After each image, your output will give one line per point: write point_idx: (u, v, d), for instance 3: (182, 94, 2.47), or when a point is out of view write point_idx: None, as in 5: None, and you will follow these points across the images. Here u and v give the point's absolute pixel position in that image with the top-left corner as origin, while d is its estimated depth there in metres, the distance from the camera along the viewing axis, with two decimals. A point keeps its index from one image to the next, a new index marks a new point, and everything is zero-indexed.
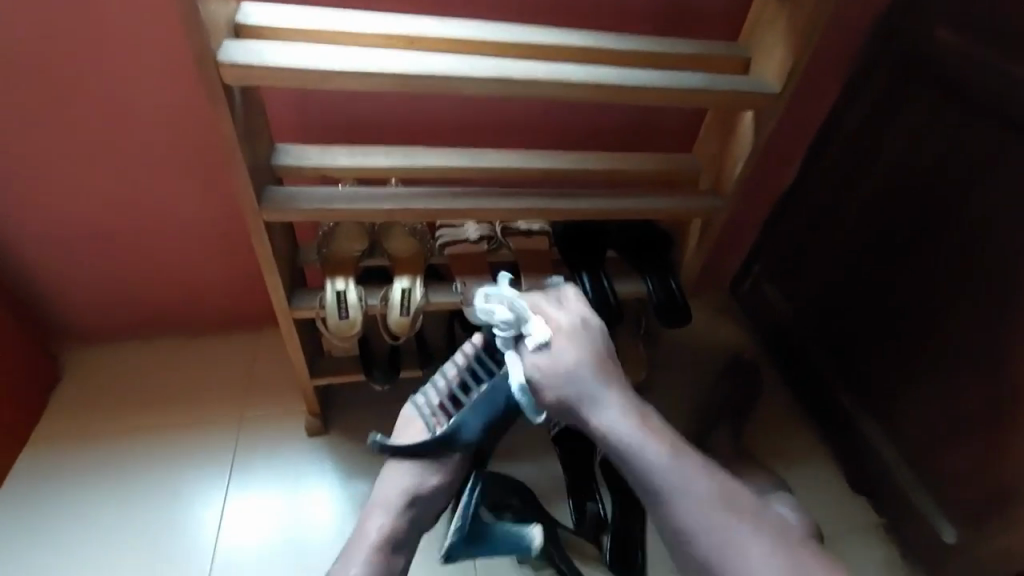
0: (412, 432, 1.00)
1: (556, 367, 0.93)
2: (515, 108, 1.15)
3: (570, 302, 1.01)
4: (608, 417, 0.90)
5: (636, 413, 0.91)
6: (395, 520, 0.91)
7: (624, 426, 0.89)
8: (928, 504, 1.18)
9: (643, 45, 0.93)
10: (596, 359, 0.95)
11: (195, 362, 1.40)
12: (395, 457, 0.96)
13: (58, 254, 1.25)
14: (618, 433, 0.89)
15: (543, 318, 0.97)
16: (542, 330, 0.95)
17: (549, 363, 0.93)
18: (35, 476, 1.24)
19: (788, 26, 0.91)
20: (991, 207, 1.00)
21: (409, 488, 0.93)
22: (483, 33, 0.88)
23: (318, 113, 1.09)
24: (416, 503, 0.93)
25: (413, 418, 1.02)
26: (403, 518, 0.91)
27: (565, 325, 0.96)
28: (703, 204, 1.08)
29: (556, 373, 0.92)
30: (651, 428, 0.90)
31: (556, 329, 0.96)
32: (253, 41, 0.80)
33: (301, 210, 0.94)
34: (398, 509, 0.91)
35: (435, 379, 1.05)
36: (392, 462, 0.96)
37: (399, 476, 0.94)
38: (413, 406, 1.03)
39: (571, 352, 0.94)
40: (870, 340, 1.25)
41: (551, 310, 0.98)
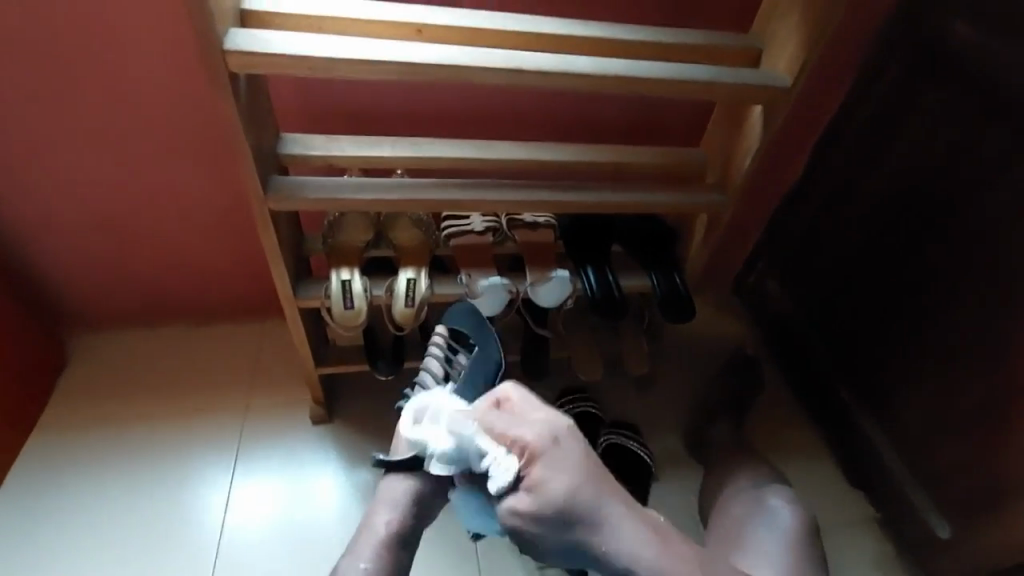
0: (412, 432, 0.99)
1: (544, 507, 0.70)
2: (522, 98, 1.14)
3: (525, 404, 0.79)
4: (621, 542, 0.75)
5: (645, 523, 0.77)
6: (399, 521, 0.91)
7: (647, 555, 0.75)
8: (925, 502, 1.18)
9: (652, 36, 0.91)
10: (593, 474, 0.74)
11: (201, 350, 1.42)
12: (390, 469, 0.93)
13: (65, 241, 1.25)
14: (640, 560, 0.75)
15: (502, 448, 0.74)
16: (506, 463, 0.73)
17: (530, 503, 0.71)
18: (43, 458, 1.27)
19: (802, 18, 0.90)
20: (1001, 204, 0.99)
21: (410, 492, 0.92)
22: (491, 22, 0.87)
23: (325, 102, 1.08)
24: (419, 505, 0.92)
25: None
26: (407, 519, 0.91)
27: (533, 447, 0.72)
28: (709, 198, 1.07)
29: (549, 515, 0.70)
30: (671, 546, 0.77)
31: (526, 452, 0.73)
32: (260, 28, 0.79)
33: (306, 198, 0.94)
34: (402, 511, 0.91)
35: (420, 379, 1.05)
36: (387, 472, 0.93)
37: (398, 482, 0.93)
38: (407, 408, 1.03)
39: (558, 481, 0.71)
40: (875, 337, 1.24)
41: (510, 428, 0.75)
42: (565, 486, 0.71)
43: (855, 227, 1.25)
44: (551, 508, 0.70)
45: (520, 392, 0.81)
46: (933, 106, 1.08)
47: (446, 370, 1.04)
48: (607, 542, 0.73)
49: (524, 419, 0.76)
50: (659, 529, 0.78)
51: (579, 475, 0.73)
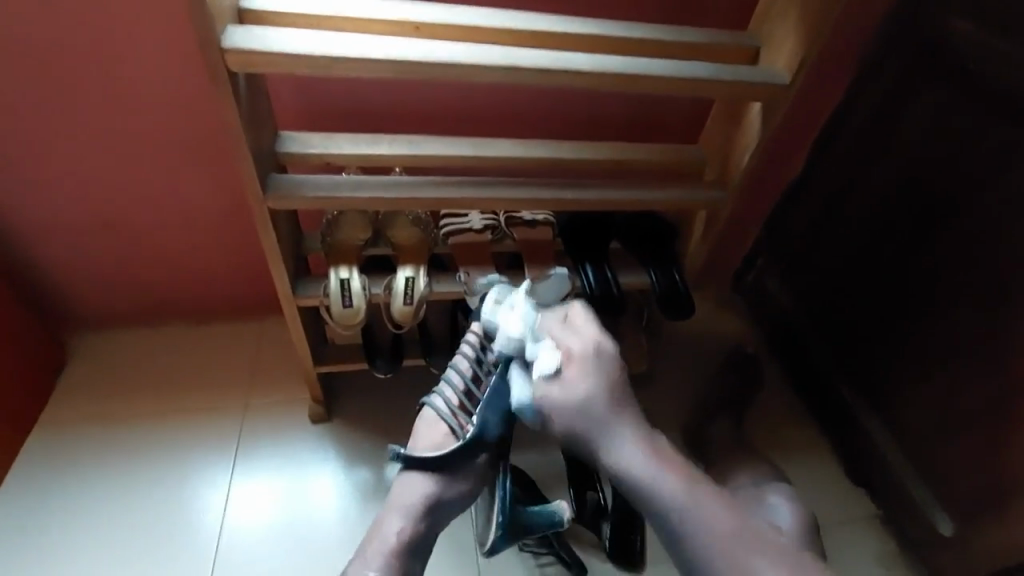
0: (435, 436, 1.00)
1: (566, 401, 0.89)
2: (519, 96, 1.14)
3: (583, 325, 0.97)
4: (624, 449, 0.86)
5: (654, 444, 0.86)
6: (410, 522, 0.90)
7: (643, 466, 0.84)
8: (927, 498, 1.18)
9: (650, 33, 0.91)
10: (612, 384, 0.90)
11: (200, 349, 1.41)
12: (411, 466, 0.94)
13: (64, 241, 1.25)
14: (637, 469, 0.84)
15: (553, 347, 0.93)
16: (550, 359, 0.92)
17: (558, 394, 0.90)
18: (44, 458, 1.27)
19: (800, 14, 0.90)
20: (1000, 201, 0.99)
21: (427, 495, 0.93)
22: (488, 20, 0.87)
23: (322, 101, 1.08)
24: (432, 510, 0.92)
25: (437, 420, 1.02)
26: (418, 524, 0.90)
27: (577, 352, 0.92)
28: (708, 196, 1.07)
29: (567, 405, 0.89)
30: (675, 466, 0.84)
31: (567, 358, 0.92)
32: (257, 27, 0.79)
33: (305, 197, 0.93)
34: (415, 513, 0.91)
35: (449, 378, 1.05)
36: (407, 470, 0.95)
37: (417, 482, 0.94)
38: (434, 409, 1.02)
39: (582, 388, 0.89)
40: (874, 334, 1.25)
41: (564, 336, 0.94)
42: (587, 393, 0.89)
43: (854, 224, 1.25)
44: (573, 401, 0.88)
45: (585, 313, 0.99)
46: (932, 102, 1.08)
47: (474, 370, 1.06)
48: (609, 446, 0.86)
49: (572, 339, 0.94)
50: (670, 452, 0.86)
51: (601, 388, 0.89)
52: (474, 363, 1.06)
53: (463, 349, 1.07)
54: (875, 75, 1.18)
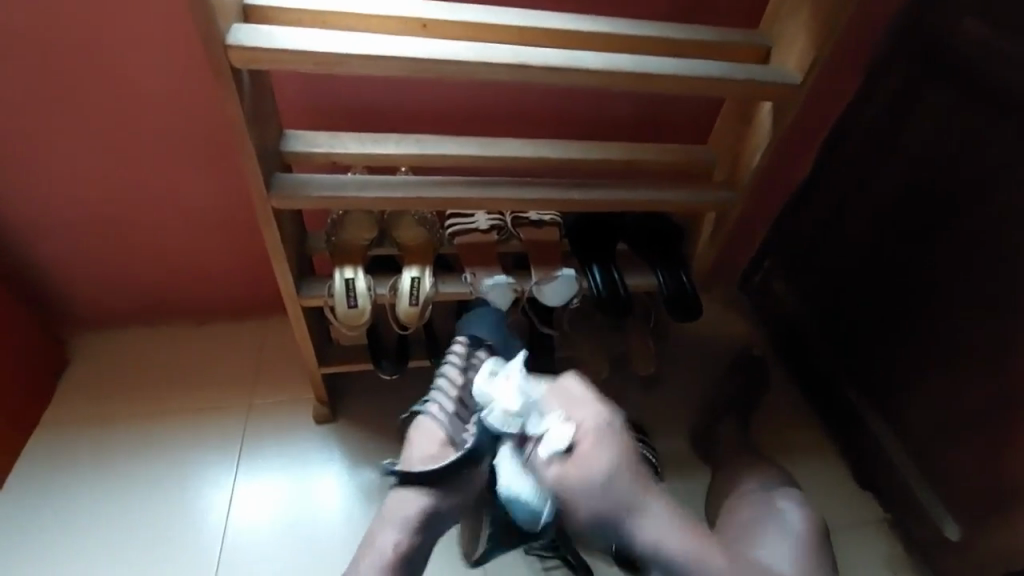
0: (430, 447, 0.95)
1: (586, 478, 0.85)
2: (526, 95, 1.13)
3: (585, 398, 0.93)
4: (648, 526, 0.84)
5: (682, 523, 0.85)
6: (404, 536, 0.87)
7: (678, 548, 0.82)
8: (935, 504, 1.16)
9: (660, 31, 0.90)
10: (630, 456, 0.88)
11: (204, 348, 1.41)
12: (406, 480, 0.91)
13: (67, 240, 1.25)
14: (667, 548, 0.83)
15: (564, 420, 0.90)
16: (563, 433, 0.88)
17: (574, 473, 0.85)
18: (47, 456, 1.27)
19: (812, 13, 0.88)
20: (1014, 203, 0.97)
21: (422, 509, 0.89)
22: (495, 17, 0.86)
23: (328, 100, 1.07)
24: (428, 525, 0.89)
25: (434, 429, 0.97)
26: (411, 539, 0.87)
27: (590, 426, 0.89)
28: (716, 197, 1.06)
29: (589, 487, 0.84)
30: (704, 539, 0.83)
31: (580, 428, 0.88)
32: (262, 24, 0.78)
33: (310, 197, 0.92)
34: (409, 527, 0.88)
35: (440, 388, 1.02)
36: (402, 482, 0.91)
37: (411, 495, 0.90)
38: (429, 418, 0.98)
39: (600, 461, 0.85)
40: (883, 337, 1.23)
41: (573, 407, 0.91)
42: (607, 463, 0.85)
43: (863, 226, 1.24)
44: (594, 480, 0.84)
45: (580, 382, 0.96)
46: (944, 102, 1.06)
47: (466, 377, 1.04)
48: (635, 524, 0.84)
49: (580, 412, 0.91)
50: (695, 522, 0.86)
51: (617, 457, 0.87)
52: (464, 371, 1.05)
53: (451, 358, 1.05)
54: (885, 74, 1.16)
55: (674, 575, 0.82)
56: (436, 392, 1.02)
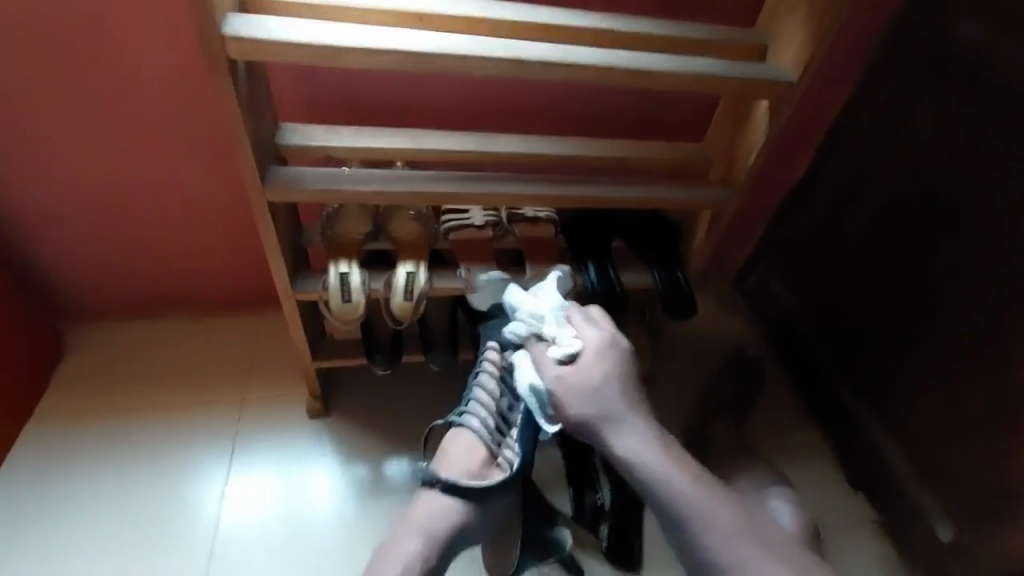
0: (471, 463, 0.94)
1: (581, 385, 0.93)
2: (522, 91, 1.13)
3: (591, 323, 0.98)
4: (629, 435, 0.92)
5: (666, 446, 0.91)
6: (428, 548, 0.85)
7: (647, 454, 0.90)
8: (927, 503, 1.17)
9: (657, 28, 0.90)
10: (624, 377, 0.95)
11: (198, 342, 1.41)
12: (449, 492, 0.89)
13: (61, 231, 1.24)
14: (642, 459, 0.89)
15: (571, 335, 0.97)
16: (568, 343, 0.96)
17: (573, 378, 0.94)
18: (41, 448, 1.26)
19: (809, 12, 0.88)
20: (1009, 204, 0.97)
21: (452, 522, 0.87)
22: (492, 11, 0.86)
23: (324, 93, 1.07)
24: (452, 540, 0.87)
25: (474, 447, 0.96)
26: (434, 554, 0.85)
27: (591, 342, 0.96)
28: (712, 196, 1.06)
29: (578, 386, 0.93)
30: (680, 462, 0.90)
31: (585, 346, 0.96)
32: (259, 15, 0.78)
33: (305, 190, 0.92)
34: (435, 539, 0.85)
35: (477, 403, 1.00)
36: (444, 492, 0.88)
37: (446, 508, 0.88)
38: (472, 434, 0.97)
39: (596, 371, 0.94)
40: (877, 337, 1.24)
41: (582, 327, 0.97)
42: (602, 380, 0.93)
43: (858, 226, 1.24)
44: (585, 383, 0.93)
45: (604, 315, 1.00)
46: (941, 103, 1.06)
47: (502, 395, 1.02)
48: (616, 432, 0.92)
49: (587, 332, 0.97)
50: (676, 452, 0.91)
51: (612, 373, 0.94)
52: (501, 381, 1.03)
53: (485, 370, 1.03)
54: (881, 75, 1.17)
55: (642, 486, 0.89)
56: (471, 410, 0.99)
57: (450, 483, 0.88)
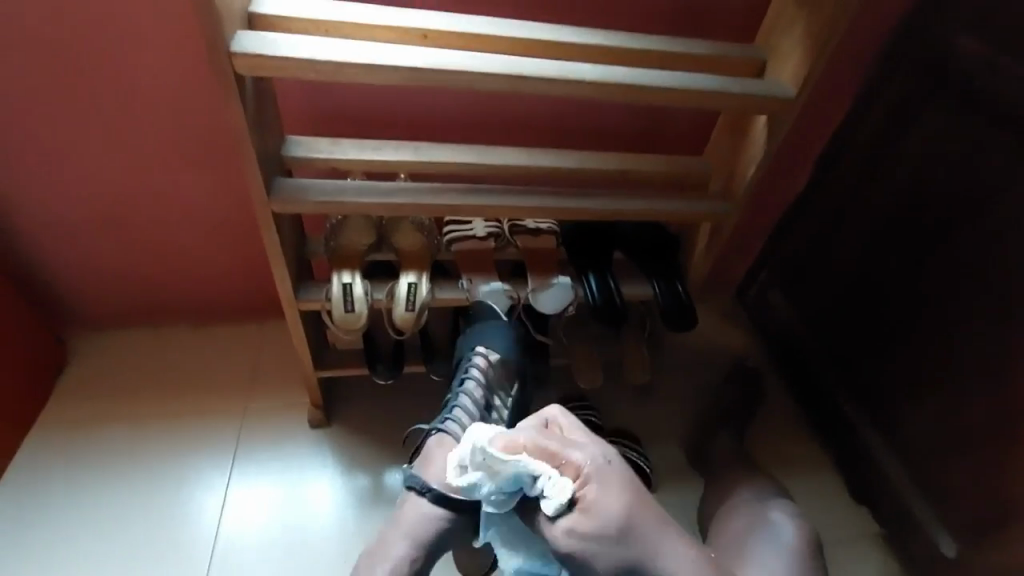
0: (454, 471, 0.99)
1: (601, 527, 0.80)
2: (524, 105, 1.14)
3: (568, 439, 0.86)
4: (662, 555, 0.83)
5: (688, 547, 0.85)
6: (413, 552, 0.91)
7: (678, 575, 0.83)
8: (929, 517, 1.16)
9: (657, 45, 0.92)
10: (636, 495, 0.84)
11: (199, 351, 1.41)
12: (436, 502, 0.94)
13: (68, 241, 1.26)
14: None
15: (558, 475, 0.82)
16: (563, 492, 0.80)
17: (586, 526, 0.80)
18: (41, 457, 1.27)
19: (807, 29, 0.90)
20: (1006, 219, 0.98)
21: (436, 533, 0.93)
22: (495, 28, 0.88)
23: (329, 107, 1.09)
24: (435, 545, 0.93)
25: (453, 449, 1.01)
26: (420, 558, 0.91)
27: (588, 471, 0.81)
28: (711, 208, 1.07)
29: (605, 533, 0.80)
30: (698, 562, 0.85)
31: (582, 477, 0.82)
32: (267, 31, 0.80)
33: (309, 202, 0.93)
34: (420, 544, 0.92)
35: (462, 407, 1.06)
36: (431, 503, 0.94)
37: (431, 512, 0.94)
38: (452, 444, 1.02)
39: (611, 502, 0.81)
40: (877, 349, 1.24)
41: (566, 450, 0.83)
42: (624, 507, 0.82)
43: (858, 239, 1.25)
44: (610, 528, 0.80)
45: (568, 418, 0.90)
46: (939, 118, 1.07)
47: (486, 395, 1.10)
48: (654, 556, 0.82)
49: (582, 452, 0.83)
50: (692, 547, 0.86)
51: (626, 494, 0.83)
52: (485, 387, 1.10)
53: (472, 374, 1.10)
54: (881, 89, 1.18)
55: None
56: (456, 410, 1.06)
57: (439, 494, 0.94)
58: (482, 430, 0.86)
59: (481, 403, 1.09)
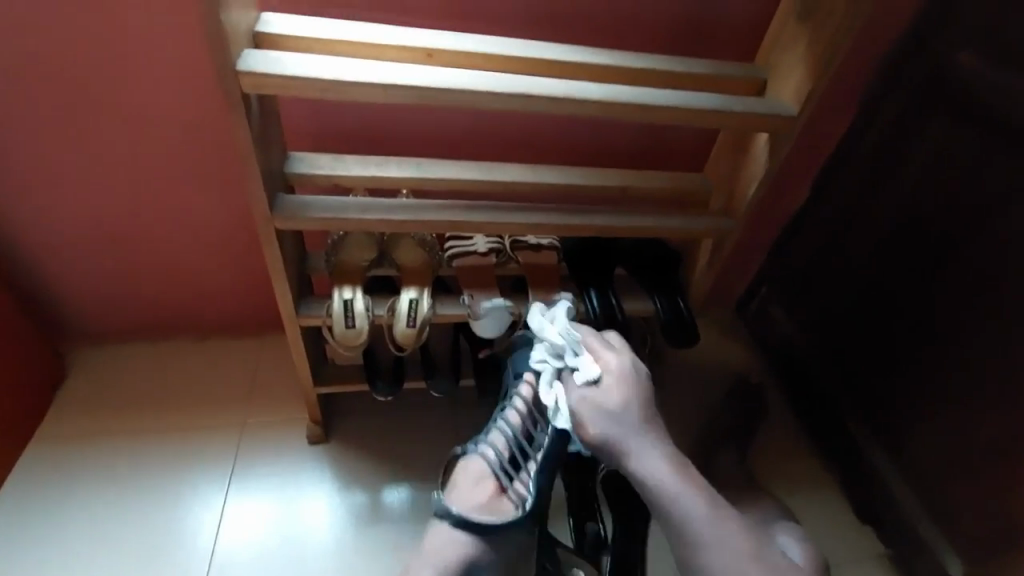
0: (480, 496, 0.93)
1: (602, 409, 0.92)
2: (526, 122, 1.15)
3: (606, 347, 0.98)
4: (643, 453, 0.90)
5: (675, 461, 0.91)
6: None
7: (657, 471, 0.89)
8: (937, 537, 1.14)
9: (659, 64, 0.92)
10: (642, 398, 0.94)
11: (197, 367, 1.40)
12: (460, 526, 0.87)
13: (68, 255, 1.25)
14: (656, 479, 0.88)
15: (592, 358, 0.96)
16: (591, 368, 0.94)
17: (594, 404, 0.93)
18: (35, 474, 1.24)
19: (806, 49, 0.91)
20: (1010, 236, 0.98)
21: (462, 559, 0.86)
22: (499, 47, 0.89)
23: (331, 123, 1.10)
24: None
25: (484, 475, 0.95)
26: None
27: (614, 367, 0.95)
28: (714, 223, 1.07)
29: (604, 411, 0.92)
30: (688, 477, 0.89)
31: (606, 369, 0.95)
32: (273, 50, 0.80)
33: (312, 218, 0.94)
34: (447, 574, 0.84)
35: (498, 432, 1.01)
36: (453, 527, 0.87)
37: (457, 539, 0.87)
38: (478, 468, 0.96)
39: (619, 398, 0.93)
40: (880, 365, 1.23)
41: (601, 351, 0.96)
42: (622, 405, 0.93)
43: (859, 255, 1.25)
44: (610, 407, 0.92)
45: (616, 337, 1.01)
46: (939, 137, 1.08)
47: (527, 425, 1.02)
48: (633, 452, 0.90)
49: (610, 359, 0.96)
50: (684, 465, 0.91)
51: (633, 400, 0.93)
52: (526, 417, 1.03)
53: (514, 402, 1.03)
54: (881, 109, 1.20)
55: (655, 507, 0.88)
56: (488, 436, 1.00)
57: (459, 519, 0.87)
58: (534, 312, 1.01)
59: (518, 434, 1.01)
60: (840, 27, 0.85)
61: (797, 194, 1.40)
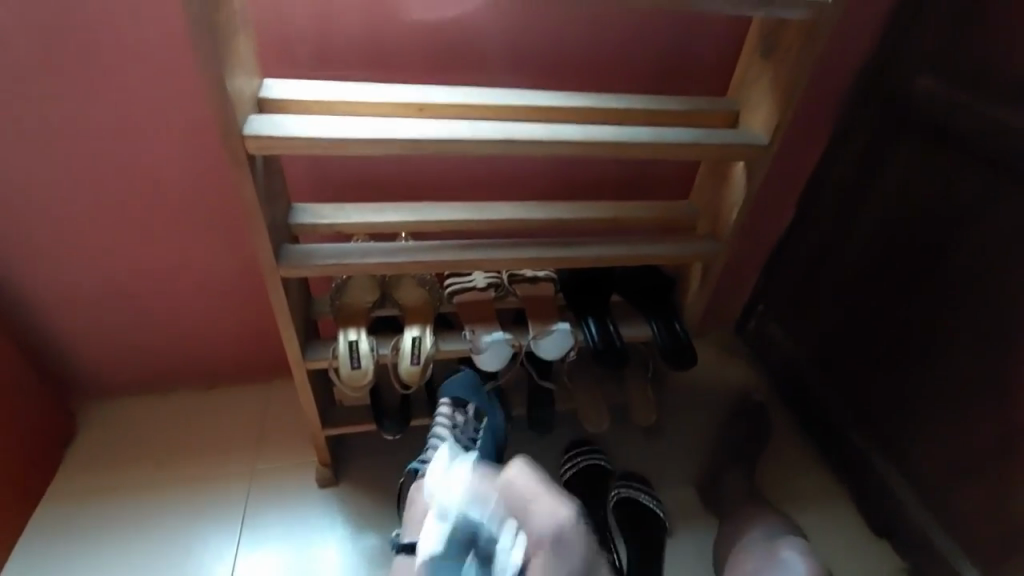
0: (425, 511, 0.96)
1: None
2: (516, 163, 1.21)
3: (533, 493, 0.82)
4: None
5: None
6: None
7: None
8: (952, 548, 1.13)
9: (636, 104, 0.99)
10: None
11: (207, 417, 1.42)
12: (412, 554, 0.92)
13: (80, 313, 1.29)
14: None
15: (512, 529, 0.80)
16: (511, 543, 0.79)
17: None
18: (45, 534, 1.24)
19: (771, 83, 0.97)
20: (983, 245, 1.02)
21: None
22: (485, 98, 0.95)
23: (332, 175, 1.15)
24: None
25: (426, 492, 0.98)
26: None
27: (539, 534, 0.78)
28: (702, 249, 1.11)
29: None
30: None
31: (530, 543, 0.78)
32: (275, 114, 0.86)
33: (316, 265, 0.98)
34: None
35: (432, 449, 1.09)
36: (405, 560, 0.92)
37: None
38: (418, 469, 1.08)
39: None
40: (877, 376, 1.25)
41: (531, 519, 0.79)
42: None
43: (848, 269, 1.29)
44: None
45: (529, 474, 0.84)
46: (912, 153, 1.14)
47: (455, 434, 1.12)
48: None
49: (540, 509, 0.79)
50: None
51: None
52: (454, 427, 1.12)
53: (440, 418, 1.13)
54: (854, 133, 1.26)
55: None
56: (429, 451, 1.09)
57: (408, 549, 0.92)
58: (433, 470, 0.91)
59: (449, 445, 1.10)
60: (800, 61, 0.91)
61: (782, 214, 1.45)
